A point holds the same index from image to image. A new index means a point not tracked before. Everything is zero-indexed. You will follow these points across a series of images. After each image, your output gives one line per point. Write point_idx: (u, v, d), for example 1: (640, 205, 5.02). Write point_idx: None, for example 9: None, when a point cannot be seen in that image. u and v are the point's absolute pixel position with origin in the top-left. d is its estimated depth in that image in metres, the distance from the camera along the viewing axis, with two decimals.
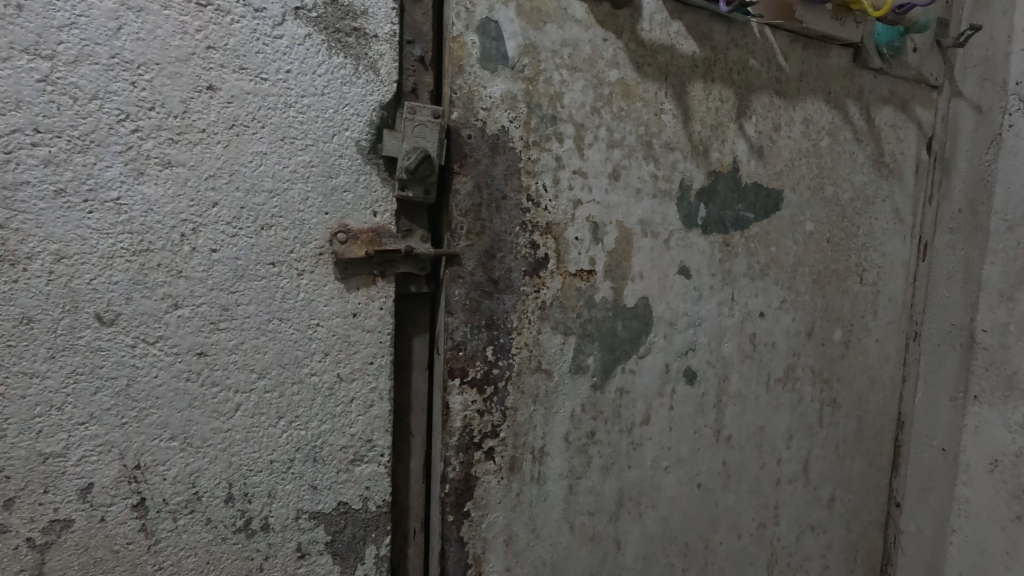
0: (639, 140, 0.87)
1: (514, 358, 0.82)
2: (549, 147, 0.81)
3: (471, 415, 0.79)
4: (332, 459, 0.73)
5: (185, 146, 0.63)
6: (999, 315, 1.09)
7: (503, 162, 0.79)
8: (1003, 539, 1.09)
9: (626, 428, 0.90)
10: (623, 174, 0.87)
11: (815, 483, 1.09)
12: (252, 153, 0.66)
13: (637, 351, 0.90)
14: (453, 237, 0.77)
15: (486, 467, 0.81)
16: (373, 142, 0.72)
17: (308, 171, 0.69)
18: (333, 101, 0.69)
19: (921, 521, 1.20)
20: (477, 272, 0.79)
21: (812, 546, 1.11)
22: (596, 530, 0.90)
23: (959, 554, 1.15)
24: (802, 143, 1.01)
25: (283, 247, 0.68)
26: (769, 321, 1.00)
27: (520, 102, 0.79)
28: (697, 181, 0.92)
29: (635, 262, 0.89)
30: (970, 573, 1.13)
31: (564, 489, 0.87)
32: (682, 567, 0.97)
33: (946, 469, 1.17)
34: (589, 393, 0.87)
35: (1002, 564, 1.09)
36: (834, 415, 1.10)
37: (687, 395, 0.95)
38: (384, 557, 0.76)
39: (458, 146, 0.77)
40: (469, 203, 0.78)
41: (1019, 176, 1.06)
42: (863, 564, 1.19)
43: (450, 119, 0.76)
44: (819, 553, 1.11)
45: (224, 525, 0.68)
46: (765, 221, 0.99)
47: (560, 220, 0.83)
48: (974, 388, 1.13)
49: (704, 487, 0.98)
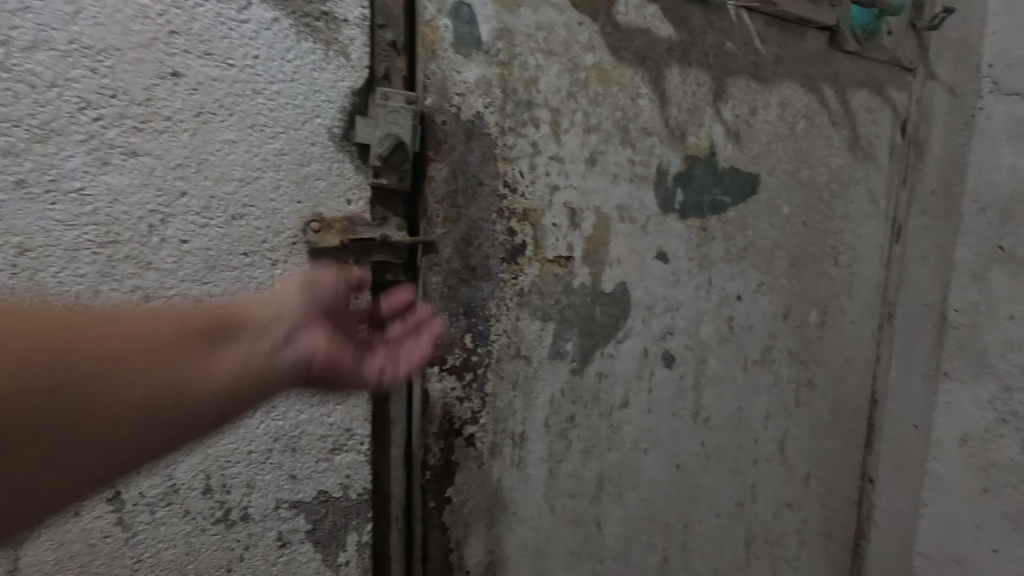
0: (615, 125, 0.87)
1: (493, 344, 0.82)
2: (525, 133, 0.81)
3: (449, 402, 0.80)
4: (311, 449, 0.73)
5: (150, 134, 0.62)
6: (971, 294, 1.15)
7: (478, 148, 0.78)
8: (970, 510, 1.17)
9: (605, 411, 0.91)
10: (600, 158, 0.87)
11: (791, 462, 1.12)
12: (220, 141, 0.65)
13: (615, 335, 0.91)
14: (429, 225, 0.77)
15: (467, 453, 0.82)
16: (345, 129, 0.71)
17: (279, 160, 0.68)
18: (303, 87, 0.68)
19: (893, 496, 1.24)
20: (454, 260, 0.78)
21: (789, 523, 1.13)
22: (577, 512, 0.91)
23: (930, 525, 1.23)
24: (779, 126, 1.01)
25: (256, 237, 0.67)
26: (746, 304, 1.02)
27: (495, 87, 0.78)
28: (674, 165, 0.93)
29: (613, 248, 0.89)
30: (938, 540, 1.22)
31: (544, 473, 0.88)
32: (662, 545, 1.00)
33: (918, 444, 1.22)
34: (568, 378, 0.88)
35: (969, 531, 1.17)
36: (811, 394, 1.12)
37: (665, 378, 0.96)
38: (365, 544, 0.77)
39: (432, 133, 0.76)
40: (445, 189, 0.77)
41: (991, 159, 1.13)
42: (838, 538, 1.22)
43: (423, 105, 0.75)
44: (795, 528, 1.14)
45: (202, 516, 0.68)
46: (742, 205, 0.99)
47: (537, 206, 0.83)
48: (946, 365, 1.19)
49: (683, 467, 1.00)
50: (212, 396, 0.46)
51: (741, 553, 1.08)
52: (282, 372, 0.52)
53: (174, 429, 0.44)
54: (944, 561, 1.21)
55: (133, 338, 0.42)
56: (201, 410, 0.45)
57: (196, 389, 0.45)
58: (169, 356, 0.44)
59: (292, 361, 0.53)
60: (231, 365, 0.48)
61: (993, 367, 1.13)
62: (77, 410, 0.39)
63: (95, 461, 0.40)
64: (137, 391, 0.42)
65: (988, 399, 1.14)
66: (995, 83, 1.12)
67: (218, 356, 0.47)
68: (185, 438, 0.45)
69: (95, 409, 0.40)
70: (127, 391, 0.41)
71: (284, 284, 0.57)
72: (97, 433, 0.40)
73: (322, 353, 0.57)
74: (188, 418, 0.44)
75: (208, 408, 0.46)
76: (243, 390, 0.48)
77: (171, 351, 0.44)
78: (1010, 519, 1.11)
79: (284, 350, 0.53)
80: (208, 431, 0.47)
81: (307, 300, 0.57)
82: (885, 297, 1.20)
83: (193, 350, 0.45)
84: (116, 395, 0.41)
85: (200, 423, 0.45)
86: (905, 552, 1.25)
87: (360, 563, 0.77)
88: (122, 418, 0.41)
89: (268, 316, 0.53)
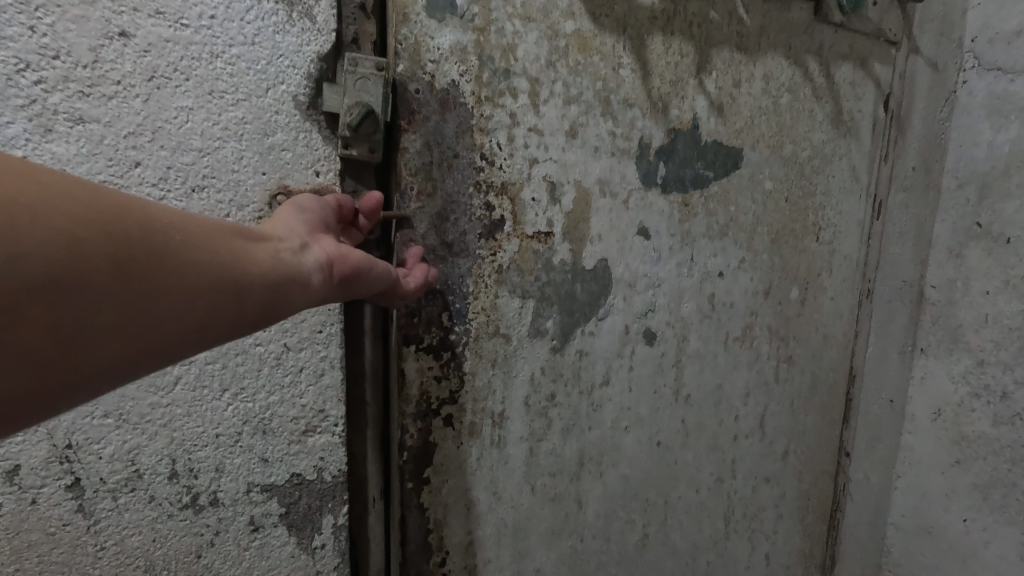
0: (596, 96, 0.84)
1: (471, 322, 0.80)
2: (502, 103, 0.78)
3: (427, 381, 0.78)
4: (282, 431, 0.70)
5: (98, 99, 0.57)
6: (947, 272, 1.17)
7: (453, 119, 0.75)
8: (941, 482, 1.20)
9: (586, 389, 0.90)
10: (580, 131, 0.84)
11: (771, 438, 1.12)
12: (175, 108, 0.61)
13: (596, 313, 0.89)
14: (403, 198, 0.74)
15: (445, 433, 0.80)
16: (312, 97, 0.67)
17: (241, 129, 0.64)
18: (265, 51, 0.64)
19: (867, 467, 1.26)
20: (429, 236, 0.76)
21: (767, 497, 1.15)
22: (557, 491, 0.90)
23: (902, 497, 1.27)
24: (763, 100, 0.99)
25: (218, 211, 0.64)
26: (727, 281, 1.01)
27: (471, 55, 0.75)
28: (656, 139, 0.90)
29: (594, 224, 0.87)
30: (910, 512, 1.26)
31: (524, 452, 0.87)
32: (643, 522, 1.00)
33: (892, 418, 1.25)
34: (548, 356, 0.86)
35: (940, 504, 1.20)
36: (790, 371, 1.12)
37: (646, 355, 0.95)
38: (342, 527, 0.76)
39: (405, 102, 0.72)
40: (419, 161, 0.74)
41: (970, 136, 1.14)
42: (815, 511, 1.23)
43: (395, 73, 0.71)
44: (773, 503, 1.16)
45: (169, 502, 0.66)
46: (724, 180, 0.98)
47: (516, 179, 0.80)
48: (922, 341, 1.22)
49: (664, 445, 0.99)
50: (258, 288, 0.45)
51: (720, 528, 1.09)
52: (314, 271, 0.52)
53: (219, 313, 0.42)
54: (915, 531, 1.25)
55: (179, 224, 0.41)
56: (247, 298, 0.44)
57: (240, 279, 0.44)
58: (215, 245, 0.43)
59: (318, 263, 0.53)
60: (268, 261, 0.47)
61: (967, 342, 1.14)
62: (139, 281, 0.37)
63: (151, 336, 0.38)
64: (188, 275, 0.40)
65: (961, 373, 1.16)
66: (977, 58, 1.13)
67: (254, 251, 0.46)
68: (234, 322, 0.44)
69: (156, 283, 0.38)
70: (184, 274, 0.40)
71: (281, 214, 0.57)
72: (156, 305, 0.38)
73: (346, 260, 0.56)
74: (231, 306, 0.43)
75: (254, 297, 0.45)
76: (282, 283, 0.47)
77: (214, 242, 0.43)
78: (980, 490, 1.13)
79: (311, 254, 0.53)
80: (249, 323, 0.46)
81: (307, 221, 0.57)
82: (864, 274, 1.18)
83: (231, 245, 0.45)
84: (172, 272, 0.39)
85: (244, 311, 0.44)
86: (878, 522, 1.29)
87: (335, 545, 0.75)
88: (180, 300, 0.39)
89: (282, 231, 0.53)
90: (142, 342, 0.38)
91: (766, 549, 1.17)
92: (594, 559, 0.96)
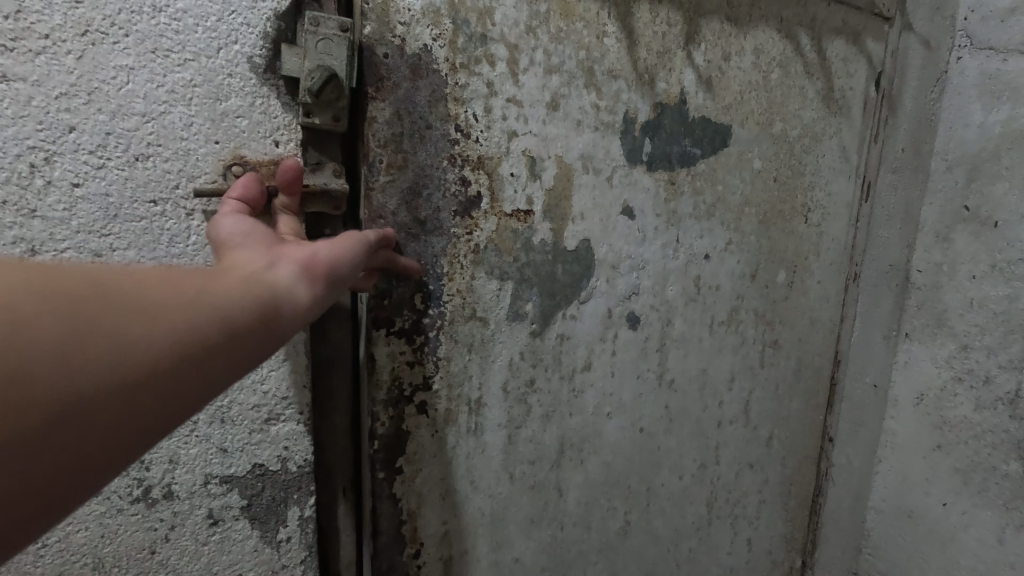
0: (579, 65, 0.80)
1: (446, 306, 0.76)
2: (479, 71, 0.73)
3: (399, 367, 0.74)
4: (243, 420, 0.66)
5: (23, 54, 0.52)
6: (934, 255, 1.15)
7: (426, 86, 0.70)
8: (922, 466, 1.19)
9: (567, 374, 0.87)
10: (562, 102, 0.79)
11: (755, 423, 1.10)
12: (113, 67, 0.55)
13: (578, 296, 0.85)
14: (371, 171, 0.69)
15: (419, 420, 0.76)
16: (270, 59, 0.62)
17: (190, 92, 0.58)
18: (214, 6, 0.58)
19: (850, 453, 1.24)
20: (401, 212, 0.71)
21: (750, 483, 1.13)
22: (537, 479, 0.87)
23: (883, 482, 1.26)
24: (752, 75, 0.95)
25: (166, 182, 0.58)
26: (714, 263, 0.98)
27: (445, 18, 0.70)
28: (643, 113, 0.86)
29: (576, 201, 0.83)
30: (891, 497, 1.25)
31: (503, 440, 0.83)
32: (625, 510, 0.98)
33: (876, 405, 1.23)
34: (528, 341, 0.83)
35: (921, 489, 1.19)
36: (776, 355, 1.10)
37: (630, 340, 0.92)
38: (308, 519, 0.72)
39: (372, 66, 0.67)
40: (388, 132, 0.69)
41: (962, 116, 1.10)
42: (797, 497, 1.22)
43: (362, 34, 0.66)
44: (756, 488, 1.14)
45: (118, 495, 0.62)
46: (713, 158, 0.94)
47: (493, 153, 0.75)
48: (907, 326, 1.20)
49: (647, 431, 0.97)
50: (244, 319, 0.39)
51: (703, 515, 1.08)
52: (295, 286, 0.44)
53: (209, 358, 0.36)
54: (895, 515, 1.24)
55: (124, 274, 0.35)
56: (235, 332, 0.38)
57: (216, 317, 0.37)
58: (181, 283, 0.37)
59: (296, 275, 0.45)
60: (246, 289, 0.40)
61: (952, 326, 1.13)
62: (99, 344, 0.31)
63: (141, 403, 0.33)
64: (148, 327, 0.33)
65: (945, 357, 1.14)
66: (970, 37, 1.08)
67: (225, 281, 0.40)
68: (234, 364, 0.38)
69: (115, 343, 0.32)
70: (150, 326, 0.33)
71: (238, 237, 0.49)
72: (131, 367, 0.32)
73: (319, 263, 0.48)
74: (216, 347, 0.36)
75: (246, 330, 0.38)
76: (267, 309, 0.41)
77: (179, 280, 0.37)
78: (960, 474, 1.13)
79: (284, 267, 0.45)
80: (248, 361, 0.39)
81: (264, 237, 0.49)
82: (851, 258, 1.16)
83: (193, 278, 0.38)
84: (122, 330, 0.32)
85: (236, 350, 0.38)
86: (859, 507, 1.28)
87: (302, 538, 0.72)
88: (144, 361, 0.33)
89: (247, 253, 0.45)
90: (123, 417, 0.32)
91: (748, 535, 1.16)
92: (574, 547, 0.93)
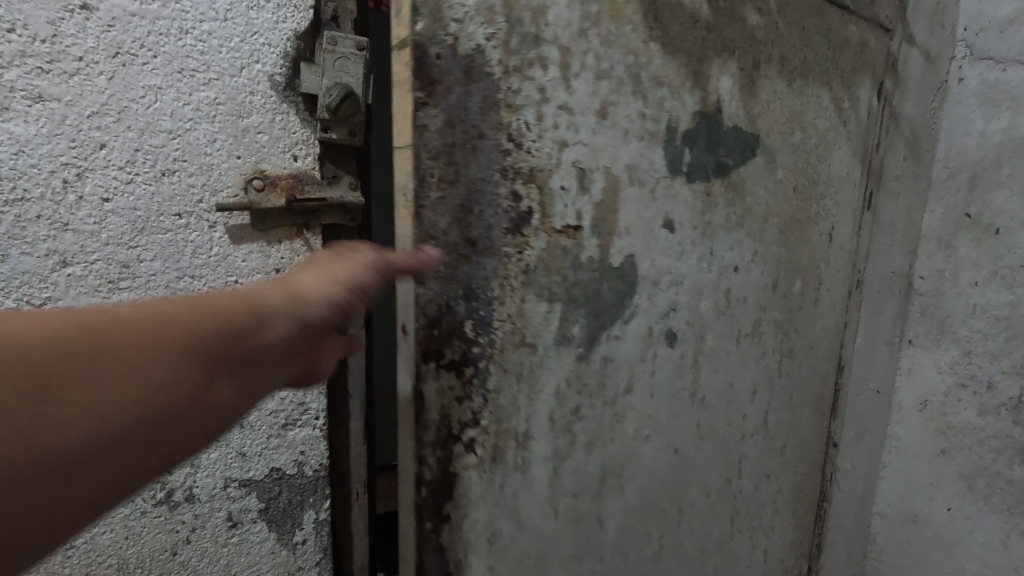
0: (628, 72, 0.59)
1: (498, 331, 0.54)
2: (531, 75, 0.52)
3: (448, 405, 0.53)
4: (261, 425, 0.68)
5: (58, 76, 0.54)
6: (936, 261, 1.05)
7: (479, 91, 0.49)
8: (927, 473, 1.10)
9: (607, 398, 0.65)
10: (611, 112, 0.58)
11: (773, 433, 0.97)
12: (142, 87, 0.57)
13: (620, 313, 0.64)
14: (420, 184, 0.49)
15: (464, 483, 0.54)
16: (289, 77, 0.64)
17: (213, 110, 0.61)
18: (238, 28, 0.60)
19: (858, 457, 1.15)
20: (452, 232, 0.51)
21: (765, 494, 0.99)
22: (575, 511, 0.64)
23: (887, 485, 1.18)
24: (784, 69, 0.79)
25: (190, 196, 0.61)
26: (742, 275, 0.80)
27: (498, 15, 0.49)
28: (684, 121, 0.66)
29: (621, 215, 0.61)
30: (897, 502, 1.16)
31: (548, 473, 0.61)
32: (657, 535, 0.77)
33: (881, 410, 1.13)
34: (572, 364, 0.60)
35: (927, 491, 1.10)
36: (794, 364, 0.95)
37: (666, 359, 0.71)
38: (323, 521, 0.74)
39: (422, 68, 0.47)
40: (440, 142, 0.49)
41: (963, 126, 1.00)
42: (805, 501, 1.11)
43: (409, 33, 0.47)
44: (771, 498, 1.01)
45: (143, 499, 0.64)
46: (740, 169, 0.76)
47: (545, 165, 0.54)
48: (909, 332, 1.10)
49: (679, 450, 0.77)
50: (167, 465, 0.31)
51: (724, 532, 0.92)
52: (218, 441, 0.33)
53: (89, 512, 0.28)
54: (902, 519, 1.15)
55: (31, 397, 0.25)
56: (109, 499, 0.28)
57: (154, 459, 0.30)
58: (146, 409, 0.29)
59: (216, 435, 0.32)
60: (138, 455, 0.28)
61: (956, 333, 1.03)
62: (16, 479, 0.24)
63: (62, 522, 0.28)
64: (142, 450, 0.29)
65: (950, 363, 1.04)
66: (970, 47, 0.99)
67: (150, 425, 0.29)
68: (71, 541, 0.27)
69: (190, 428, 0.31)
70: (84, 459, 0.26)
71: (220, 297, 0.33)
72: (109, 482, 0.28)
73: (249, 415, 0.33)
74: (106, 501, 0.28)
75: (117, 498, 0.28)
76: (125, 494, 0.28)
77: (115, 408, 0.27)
78: (965, 479, 1.04)
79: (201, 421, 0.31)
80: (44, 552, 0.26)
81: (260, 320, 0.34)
82: (853, 265, 1.04)
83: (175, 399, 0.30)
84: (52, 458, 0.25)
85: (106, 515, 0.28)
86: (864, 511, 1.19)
87: (317, 541, 0.74)
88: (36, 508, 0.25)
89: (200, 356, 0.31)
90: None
91: (764, 546, 1.03)
92: None
